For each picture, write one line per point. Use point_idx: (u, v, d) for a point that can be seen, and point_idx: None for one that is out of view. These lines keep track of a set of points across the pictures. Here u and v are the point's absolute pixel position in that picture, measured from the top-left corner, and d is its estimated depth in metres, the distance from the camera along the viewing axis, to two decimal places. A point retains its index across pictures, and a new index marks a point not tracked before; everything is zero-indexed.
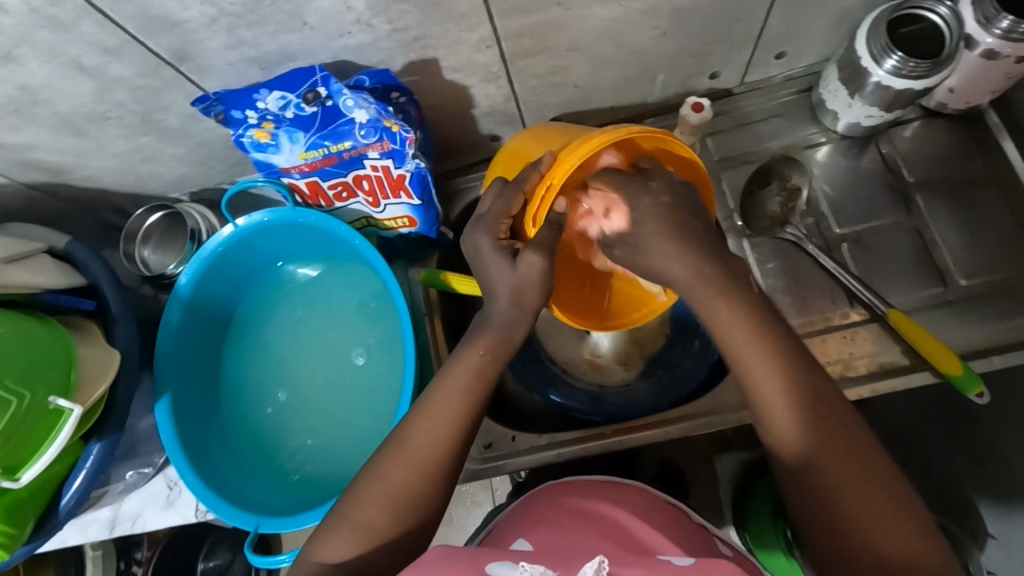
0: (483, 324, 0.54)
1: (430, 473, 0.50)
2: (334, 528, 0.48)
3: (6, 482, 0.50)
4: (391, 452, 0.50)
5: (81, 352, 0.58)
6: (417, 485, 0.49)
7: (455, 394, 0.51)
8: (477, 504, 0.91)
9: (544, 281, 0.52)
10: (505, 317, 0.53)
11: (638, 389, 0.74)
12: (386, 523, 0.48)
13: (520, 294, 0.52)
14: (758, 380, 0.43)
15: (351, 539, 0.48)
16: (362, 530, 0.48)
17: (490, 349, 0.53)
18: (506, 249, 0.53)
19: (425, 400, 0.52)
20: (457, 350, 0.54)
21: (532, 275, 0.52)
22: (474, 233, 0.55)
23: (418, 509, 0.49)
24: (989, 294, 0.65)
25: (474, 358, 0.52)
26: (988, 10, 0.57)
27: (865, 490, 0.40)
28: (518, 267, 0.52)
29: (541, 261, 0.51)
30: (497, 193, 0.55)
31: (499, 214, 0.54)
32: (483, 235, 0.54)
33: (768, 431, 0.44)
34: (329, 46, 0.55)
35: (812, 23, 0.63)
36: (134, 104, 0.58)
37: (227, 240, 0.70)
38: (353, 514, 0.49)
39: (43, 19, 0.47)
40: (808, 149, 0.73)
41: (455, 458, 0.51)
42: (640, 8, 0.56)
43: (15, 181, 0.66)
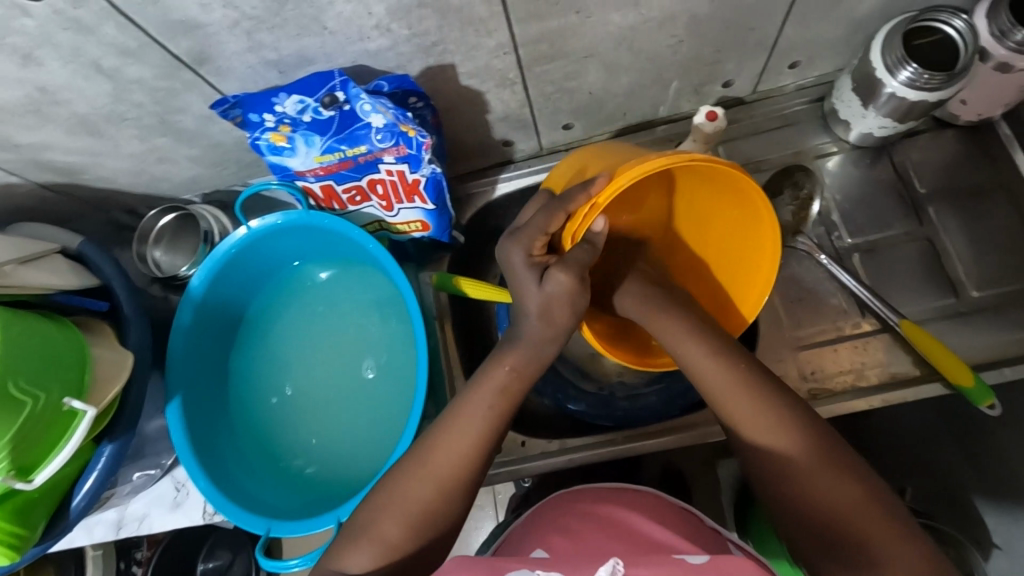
0: (512, 342, 0.55)
1: (450, 491, 0.50)
2: (352, 539, 0.49)
3: (19, 484, 0.50)
4: (407, 467, 0.51)
5: (95, 353, 0.58)
6: (426, 492, 0.50)
7: (481, 409, 0.52)
8: (480, 507, 0.88)
9: (573, 298, 0.53)
10: (536, 336, 0.54)
11: (646, 394, 0.73)
12: (402, 535, 0.48)
13: (547, 311, 0.53)
14: (738, 409, 0.49)
15: (373, 551, 0.48)
16: (381, 544, 0.48)
17: (518, 365, 0.53)
18: (539, 265, 0.54)
19: (451, 414, 0.52)
20: (481, 368, 0.54)
21: (558, 292, 0.52)
22: (507, 247, 0.55)
23: (430, 521, 0.49)
24: (1001, 305, 0.65)
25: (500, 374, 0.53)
26: (1003, 24, 0.57)
27: (848, 492, 0.44)
28: (546, 285, 0.52)
29: (569, 281, 0.52)
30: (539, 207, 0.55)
31: (537, 228, 0.54)
32: (516, 250, 0.54)
33: (758, 450, 0.48)
34: (348, 50, 0.55)
35: (827, 33, 0.64)
36: (151, 105, 0.58)
37: (239, 241, 0.70)
38: (371, 527, 0.49)
39: (66, 21, 0.47)
40: (820, 158, 0.73)
41: (475, 479, 0.51)
42: (657, 16, 0.57)
43: (29, 181, 0.66)
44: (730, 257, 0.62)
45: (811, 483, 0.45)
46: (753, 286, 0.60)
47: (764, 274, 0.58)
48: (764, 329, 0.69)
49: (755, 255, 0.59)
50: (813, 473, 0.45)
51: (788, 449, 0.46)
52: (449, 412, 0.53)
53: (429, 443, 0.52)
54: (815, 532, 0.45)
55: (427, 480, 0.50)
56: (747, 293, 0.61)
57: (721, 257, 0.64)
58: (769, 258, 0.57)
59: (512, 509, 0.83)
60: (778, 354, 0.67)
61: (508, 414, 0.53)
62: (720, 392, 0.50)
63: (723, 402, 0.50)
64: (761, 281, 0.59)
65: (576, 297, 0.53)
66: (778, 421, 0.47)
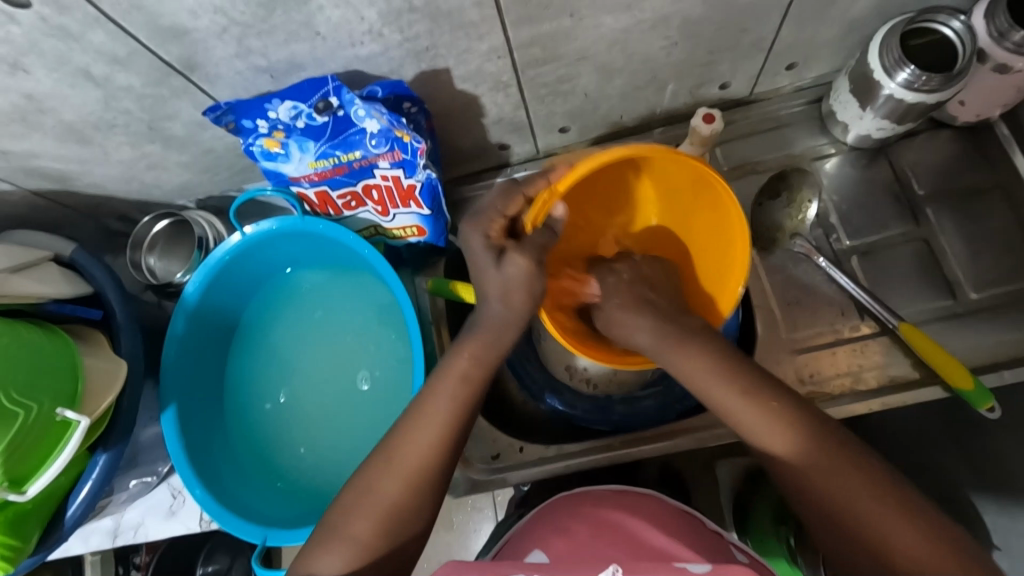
0: (471, 328, 0.54)
1: (417, 485, 0.50)
2: (324, 539, 0.49)
3: (12, 496, 0.49)
4: (378, 462, 0.50)
5: (88, 363, 0.57)
6: (406, 499, 0.49)
7: (444, 399, 0.51)
8: (477, 510, 0.86)
9: (531, 281, 0.53)
10: (498, 321, 0.53)
11: (644, 400, 0.72)
12: (373, 536, 0.48)
13: (507, 295, 0.53)
14: (741, 415, 0.49)
15: (344, 552, 0.48)
16: (353, 544, 0.48)
17: (476, 353, 0.53)
18: (495, 247, 0.54)
19: (416, 406, 0.52)
20: (444, 359, 0.54)
21: (517, 276, 0.52)
22: (466, 231, 0.55)
23: (404, 519, 0.49)
24: (999, 307, 0.65)
25: (459, 362, 0.53)
26: (1001, 24, 0.57)
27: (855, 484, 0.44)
28: (503, 266, 0.52)
29: (526, 263, 0.52)
30: (500, 195, 0.57)
31: (497, 212, 0.56)
32: (475, 233, 0.55)
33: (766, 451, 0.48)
34: (339, 55, 0.54)
35: (823, 33, 0.63)
36: (141, 112, 0.58)
37: (233, 248, 0.69)
38: (342, 526, 0.49)
39: (52, 29, 0.46)
40: (817, 159, 0.73)
41: (444, 468, 0.51)
42: (651, 18, 0.56)
43: (19, 188, 0.65)
44: (714, 254, 0.61)
45: (840, 488, 0.44)
46: (728, 278, 0.57)
47: (733, 268, 0.57)
48: (762, 332, 0.68)
49: (724, 257, 0.59)
50: (839, 478, 0.44)
51: (817, 457, 0.46)
52: (415, 406, 0.52)
53: (392, 443, 0.51)
54: (852, 545, 0.44)
55: (398, 477, 0.49)
56: (724, 286, 0.58)
57: (708, 254, 0.62)
58: (737, 256, 0.56)
59: (509, 512, 0.82)
60: (775, 357, 0.67)
61: (478, 403, 0.53)
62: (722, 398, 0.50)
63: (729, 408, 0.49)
64: (735, 271, 0.56)
65: (533, 280, 0.53)
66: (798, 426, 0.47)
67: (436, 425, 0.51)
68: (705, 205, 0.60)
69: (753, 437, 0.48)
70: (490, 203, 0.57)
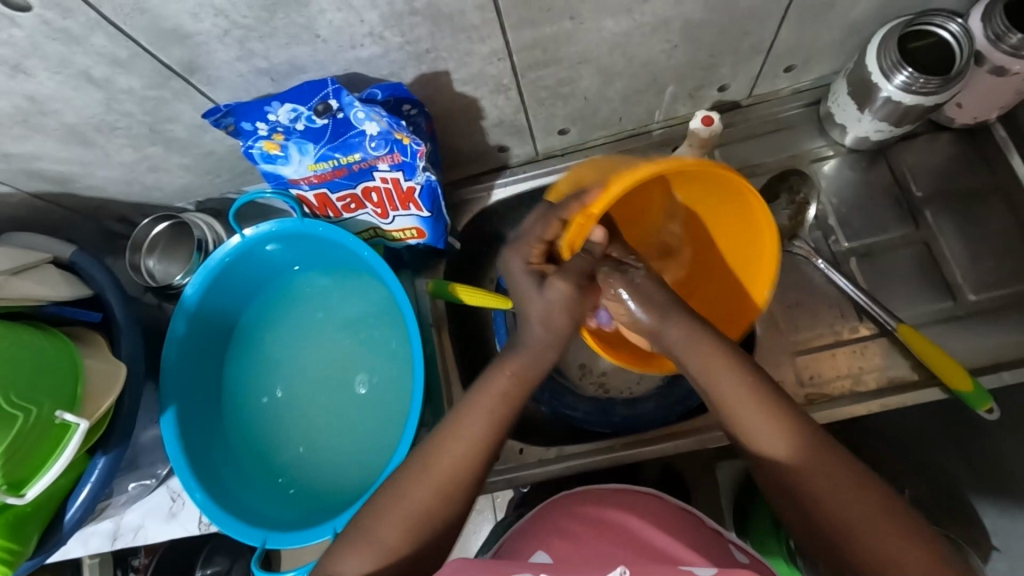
0: (513, 347, 0.55)
1: (450, 494, 0.49)
2: (350, 542, 0.48)
3: (10, 499, 0.49)
4: (411, 471, 0.50)
5: (87, 365, 0.57)
6: (430, 502, 0.49)
7: (481, 414, 0.51)
8: (477, 513, 0.86)
9: (571, 305, 0.55)
10: (538, 343, 0.54)
11: (644, 406, 0.73)
12: (401, 541, 0.48)
13: (548, 318, 0.54)
14: (744, 418, 0.48)
15: (368, 554, 0.47)
16: (377, 550, 0.47)
17: (519, 369, 0.53)
18: (537, 272, 0.56)
19: (451, 418, 0.52)
20: (483, 373, 0.54)
21: (559, 299, 0.54)
22: (506, 257, 0.58)
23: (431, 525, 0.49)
24: (998, 308, 0.65)
25: (501, 379, 0.53)
26: (998, 27, 0.57)
27: (850, 499, 0.43)
28: (545, 291, 0.54)
29: (568, 289, 0.54)
30: (538, 218, 0.58)
31: (534, 237, 0.57)
32: (515, 258, 0.57)
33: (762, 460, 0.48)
34: (340, 58, 0.54)
35: (822, 36, 0.63)
36: (143, 115, 0.58)
37: (233, 250, 0.69)
38: (373, 531, 0.48)
39: (54, 31, 0.46)
40: (816, 161, 0.73)
41: (478, 480, 0.51)
42: (651, 21, 0.56)
43: (20, 191, 0.65)
44: (737, 258, 0.62)
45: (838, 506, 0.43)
46: (758, 280, 0.59)
47: (765, 268, 0.58)
48: (762, 334, 0.68)
49: (754, 254, 0.60)
50: (835, 493, 0.43)
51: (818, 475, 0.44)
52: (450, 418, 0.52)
53: (426, 452, 0.51)
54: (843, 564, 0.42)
55: (431, 485, 0.49)
56: (755, 287, 0.60)
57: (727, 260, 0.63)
58: (767, 257, 0.57)
59: (509, 514, 0.82)
60: (775, 359, 0.67)
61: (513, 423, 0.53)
62: (729, 401, 0.49)
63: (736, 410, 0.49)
64: (766, 275, 0.58)
65: (574, 305, 0.55)
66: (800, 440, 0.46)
67: (471, 434, 0.51)
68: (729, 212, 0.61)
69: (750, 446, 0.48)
70: (529, 226, 0.58)
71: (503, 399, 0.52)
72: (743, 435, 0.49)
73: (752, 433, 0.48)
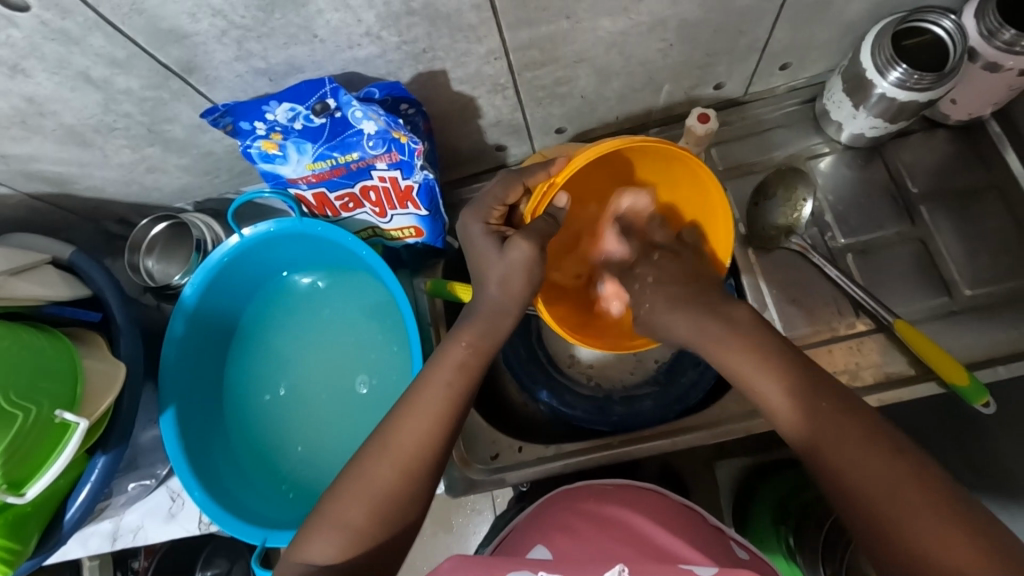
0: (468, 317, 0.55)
1: (412, 471, 0.50)
2: (316, 525, 0.48)
3: (11, 498, 0.49)
4: (372, 450, 0.50)
5: (87, 365, 0.57)
6: (398, 485, 0.49)
7: (441, 387, 0.52)
8: (477, 512, 0.86)
9: (531, 269, 0.53)
10: (494, 308, 0.54)
11: (643, 402, 0.72)
12: (367, 520, 0.48)
13: (507, 280, 0.53)
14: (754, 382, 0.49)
15: (335, 538, 0.47)
16: (346, 529, 0.48)
17: (474, 341, 0.54)
18: (495, 233, 0.56)
19: (412, 392, 0.52)
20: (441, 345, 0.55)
21: (520, 259, 0.52)
22: (465, 220, 0.58)
23: (402, 505, 0.49)
24: (993, 304, 0.65)
25: (457, 350, 0.53)
26: (991, 23, 0.58)
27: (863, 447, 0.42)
28: (507, 253, 0.53)
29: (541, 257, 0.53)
30: (498, 180, 0.58)
31: (496, 200, 0.57)
32: (474, 222, 0.57)
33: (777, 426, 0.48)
34: (338, 58, 0.55)
35: (817, 35, 0.64)
36: (141, 115, 0.58)
37: (232, 250, 0.69)
38: (331, 511, 0.49)
39: (52, 32, 0.47)
40: (812, 159, 0.73)
41: (442, 457, 0.51)
42: (647, 21, 0.57)
43: (18, 192, 0.65)
44: (695, 229, 0.65)
45: (862, 477, 0.41)
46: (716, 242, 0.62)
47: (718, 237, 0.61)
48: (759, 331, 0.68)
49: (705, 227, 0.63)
50: (857, 457, 0.42)
51: (839, 443, 0.43)
52: (411, 393, 0.52)
53: (388, 426, 0.51)
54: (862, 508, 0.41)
55: (394, 462, 0.49)
56: (712, 250, 0.63)
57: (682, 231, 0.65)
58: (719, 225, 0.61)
59: (509, 512, 0.82)
60: None
61: (471, 396, 0.53)
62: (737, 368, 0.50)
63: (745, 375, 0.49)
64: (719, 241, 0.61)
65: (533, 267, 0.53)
66: (818, 413, 0.45)
67: (434, 411, 0.51)
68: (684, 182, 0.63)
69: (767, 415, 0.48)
70: (490, 188, 0.58)
71: (461, 371, 0.52)
72: (762, 409, 0.49)
73: (775, 409, 0.47)
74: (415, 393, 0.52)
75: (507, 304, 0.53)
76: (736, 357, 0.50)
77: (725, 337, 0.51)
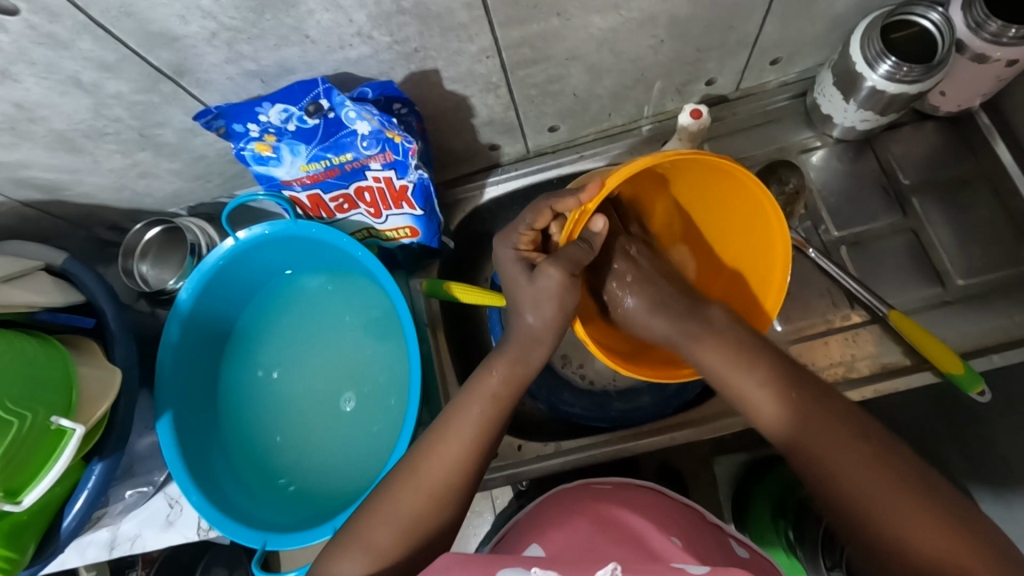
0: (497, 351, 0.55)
1: (441, 499, 0.50)
2: (338, 550, 0.49)
3: (7, 506, 0.49)
4: None
5: (81, 373, 0.57)
6: (416, 503, 0.49)
7: None
8: (476, 514, 0.85)
9: (561, 294, 0.53)
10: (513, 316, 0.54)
11: (643, 400, 0.73)
12: (394, 545, 0.48)
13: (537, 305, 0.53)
14: (729, 378, 0.51)
15: (363, 560, 0.48)
16: (371, 552, 0.48)
17: (507, 373, 0.53)
18: (524, 263, 0.55)
19: (447, 418, 0.53)
20: (474, 374, 0.55)
21: (551, 288, 0.53)
22: (497, 248, 0.57)
23: (433, 516, 0.50)
24: (985, 292, 0.66)
25: (488, 382, 0.53)
26: (978, 15, 0.58)
27: (837, 439, 0.45)
28: (536, 280, 0.53)
29: (558, 276, 0.52)
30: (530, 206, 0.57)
31: (524, 225, 0.57)
32: (505, 248, 0.57)
33: (755, 418, 0.50)
34: (329, 59, 0.55)
35: (806, 29, 0.64)
36: (132, 119, 0.58)
37: (227, 252, 0.69)
38: (360, 534, 0.49)
39: (41, 36, 0.46)
40: (804, 152, 0.74)
41: (466, 483, 0.51)
42: (636, 17, 0.57)
43: (8, 199, 0.65)
44: (746, 254, 0.62)
45: (851, 476, 0.44)
46: (772, 264, 0.58)
47: (777, 273, 0.57)
48: None
49: (762, 260, 0.60)
50: (834, 449, 0.45)
51: (829, 441, 0.45)
52: (443, 419, 0.53)
53: (415, 457, 0.52)
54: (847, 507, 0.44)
55: (417, 495, 0.50)
56: (767, 288, 0.59)
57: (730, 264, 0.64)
58: (779, 271, 0.57)
59: (508, 512, 0.82)
60: None
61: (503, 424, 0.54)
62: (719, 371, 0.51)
63: (731, 379, 0.51)
64: (776, 280, 0.57)
65: (566, 294, 0.53)
66: (800, 408, 0.47)
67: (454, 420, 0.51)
68: (741, 210, 0.60)
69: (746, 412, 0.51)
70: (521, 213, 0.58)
71: (493, 400, 0.53)
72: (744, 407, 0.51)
73: (753, 405, 0.50)
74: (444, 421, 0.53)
75: (532, 330, 0.54)
76: (726, 363, 0.51)
77: (735, 347, 0.51)
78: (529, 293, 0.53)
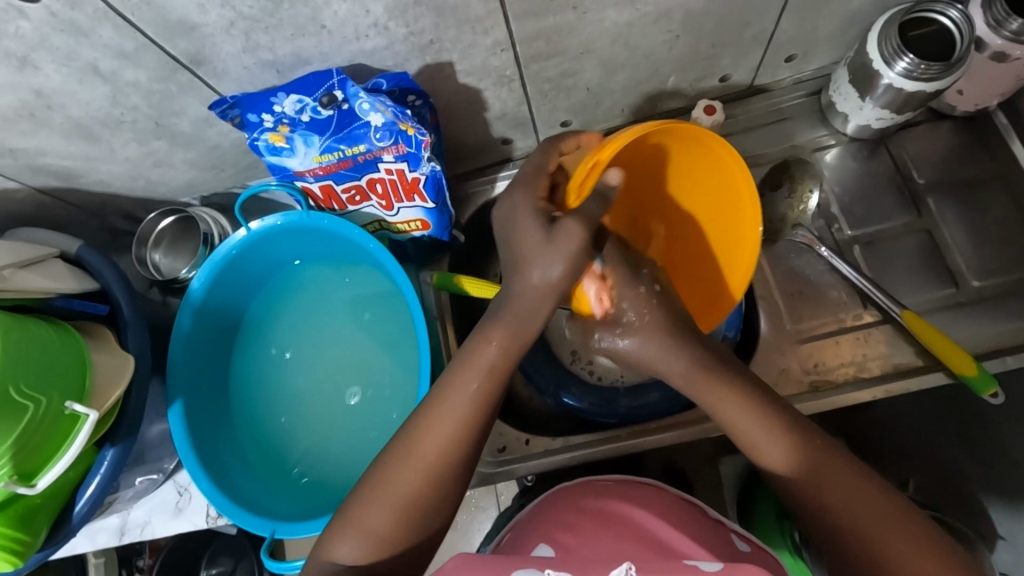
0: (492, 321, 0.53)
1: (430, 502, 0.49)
2: (339, 527, 0.49)
3: (21, 488, 0.49)
4: (393, 454, 0.50)
5: (95, 359, 0.57)
6: (420, 493, 0.49)
7: (457, 389, 0.50)
8: (481, 509, 0.85)
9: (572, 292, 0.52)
10: (522, 313, 0.52)
11: (650, 395, 0.72)
12: (392, 528, 0.48)
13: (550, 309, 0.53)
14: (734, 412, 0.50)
15: (361, 546, 0.48)
16: (371, 537, 0.48)
17: (505, 343, 0.51)
18: (543, 214, 0.51)
19: (437, 392, 0.51)
20: (468, 342, 0.52)
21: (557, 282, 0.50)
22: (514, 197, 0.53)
23: (440, 490, 0.50)
24: (999, 294, 0.65)
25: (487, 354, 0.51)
26: (999, 13, 0.58)
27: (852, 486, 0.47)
28: (557, 240, 0.49)
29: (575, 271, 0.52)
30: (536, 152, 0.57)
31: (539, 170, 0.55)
32: (525, 197, 0.53)
33: (758, 454, 0.50)
34: (344, 50, 0.55)
35: (822, 27, 0.64)
36: (149, 109, 0.58)
37: (239, 242, 0.70)
38: (355, 518, 0.49)
39: (62, 24, 0.47)
40: (817, 151, 0.73)
41: (466, 458, 0.51)
42: (652, 12, 0.57)
43: (24, 186, 0.65)
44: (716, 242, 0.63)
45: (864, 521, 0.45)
46: (736, 262, 0.60)
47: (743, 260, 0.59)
48: (768, 328, 0.68)
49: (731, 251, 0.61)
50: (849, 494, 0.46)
51: (841, 485, 0.47)
52: None
53: (409, 434, 0.50)
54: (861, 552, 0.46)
55: (419, 469, 0.49)
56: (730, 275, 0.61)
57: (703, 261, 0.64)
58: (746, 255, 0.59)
59: (513, 507, 0.82)
60: (778, 348, 0.67)
61: (497, 399, 0.52)
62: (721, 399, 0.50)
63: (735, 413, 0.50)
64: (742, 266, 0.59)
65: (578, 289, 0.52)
66: (812, 451, 0.48)
67: (464, 416, 0.50)
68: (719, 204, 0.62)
69: (749, 448, 0.50)
70: (529, 163, 0.56)
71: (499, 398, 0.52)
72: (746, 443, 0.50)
73: (761, 445, 0.49)
74: (445, 391, 0.51)
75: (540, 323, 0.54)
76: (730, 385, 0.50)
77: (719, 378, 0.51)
78: (544, 251, 0.49)
